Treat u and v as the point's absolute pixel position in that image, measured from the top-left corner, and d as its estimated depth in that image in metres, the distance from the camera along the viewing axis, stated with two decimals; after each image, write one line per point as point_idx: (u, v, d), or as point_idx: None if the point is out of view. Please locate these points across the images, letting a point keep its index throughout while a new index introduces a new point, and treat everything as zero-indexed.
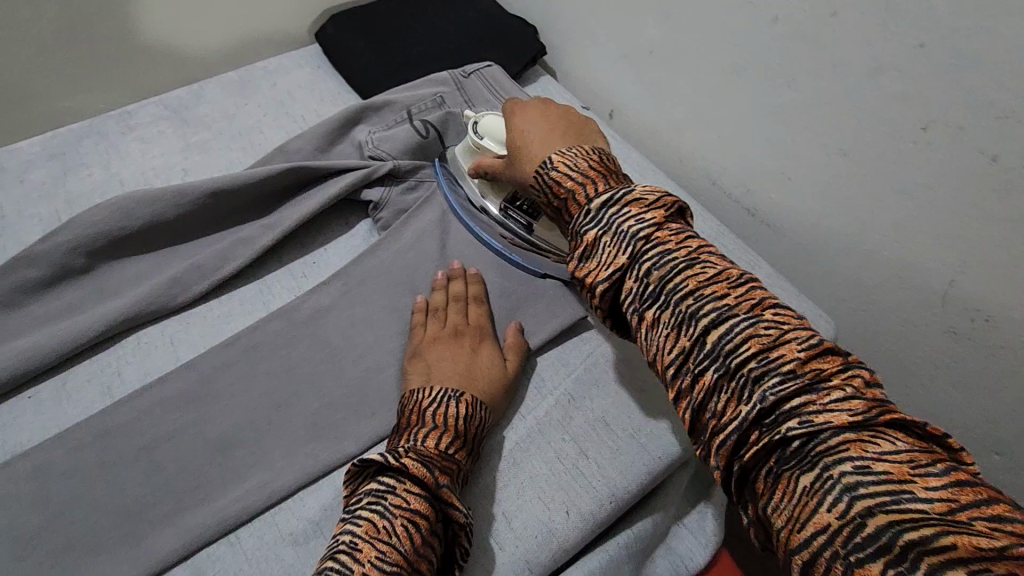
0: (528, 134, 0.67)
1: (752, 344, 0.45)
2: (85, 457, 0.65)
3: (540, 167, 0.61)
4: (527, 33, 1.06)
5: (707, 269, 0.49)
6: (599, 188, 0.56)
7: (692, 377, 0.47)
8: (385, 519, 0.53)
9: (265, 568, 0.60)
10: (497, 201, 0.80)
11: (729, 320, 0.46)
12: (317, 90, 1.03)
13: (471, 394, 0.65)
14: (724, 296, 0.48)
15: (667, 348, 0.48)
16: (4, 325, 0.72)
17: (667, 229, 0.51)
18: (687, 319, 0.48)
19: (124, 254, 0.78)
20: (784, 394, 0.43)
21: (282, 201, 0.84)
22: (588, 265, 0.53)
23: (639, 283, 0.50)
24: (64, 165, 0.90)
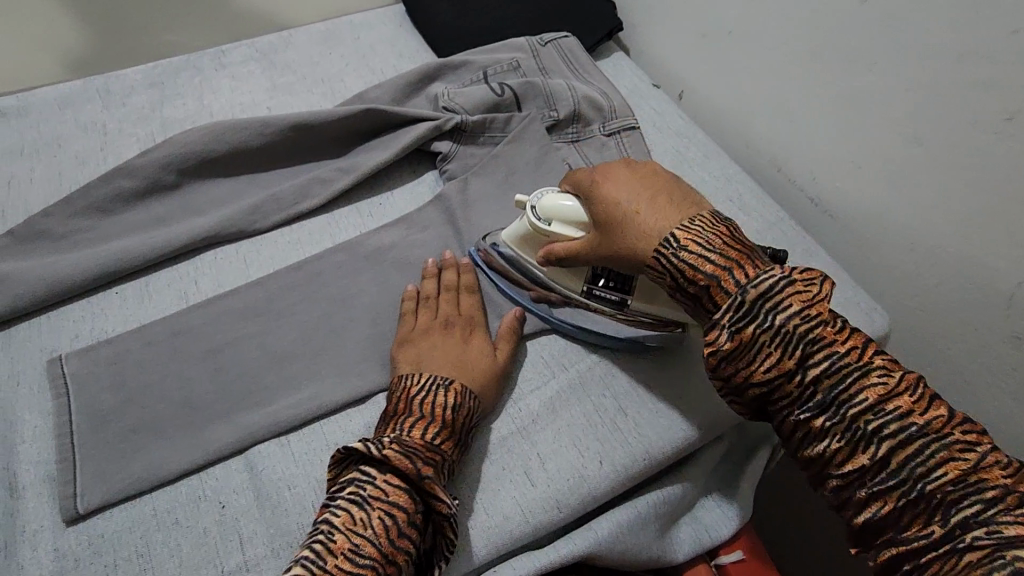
0: (627, 204, 0.63)
1: (945, 464, 0.48)
2: (158, 351, 0.70)
3: (662, 246, 0.60)
4: (605, 9, 1.07)
5: (882, 378, 0.52)
6: (745, 276, 0.57)
7: (870, 491, 0.51)
8: (362, 510, 0.53)
9: (311, 472, 0.63)
10: (576, 285, 0.72)
11: (919, 436, 0.50)
12: (397, 46, 1.07)
13: (460, 384, 0.64)
14: (906, 409, 0.51)
15: (841, 458, 0.52)
16: (101, 228, 0.79)
17: (832, 327, 0.54)
18: (865, 434, 0.51)
19: (209, 176, 0.84)
20: (982, 513, 0.46)
21: (356, 144, 0.88)
22: (739, 364, 0.55)
23: (803, 389, 0.53)
24: (163, 93, 0.97)
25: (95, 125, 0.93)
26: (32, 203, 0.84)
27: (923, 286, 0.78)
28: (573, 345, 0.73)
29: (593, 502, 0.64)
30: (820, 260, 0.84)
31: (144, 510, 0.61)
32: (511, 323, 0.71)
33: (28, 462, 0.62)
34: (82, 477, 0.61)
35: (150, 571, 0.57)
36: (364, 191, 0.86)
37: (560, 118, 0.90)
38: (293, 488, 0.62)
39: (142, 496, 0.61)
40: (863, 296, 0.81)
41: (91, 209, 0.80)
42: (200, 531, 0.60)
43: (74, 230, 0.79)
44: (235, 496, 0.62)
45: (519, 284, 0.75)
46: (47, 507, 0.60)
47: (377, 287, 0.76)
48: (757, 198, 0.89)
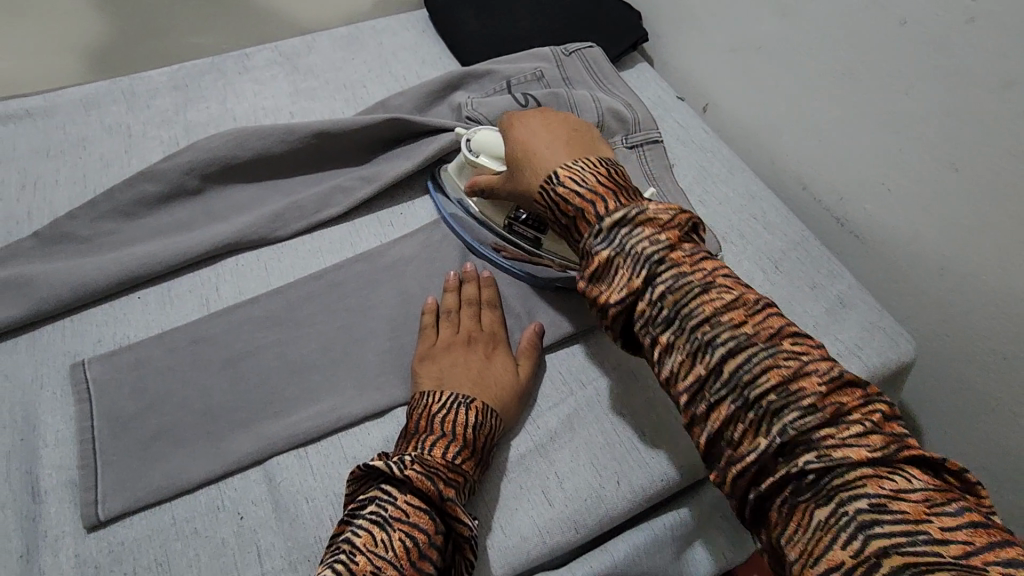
0: (529, 143, 0.67)
1: (771, 375, 0.50)
2: (180, 358, 0.70)
3: (547, 183, 0.63)
4: (631, 19, 1.06)
5: (720, 295, 0.55)
6: (610, 206, 0.59)
7: (709, 404, 0.53)
8: (384, 531, 0.53)
9: (329, 485, 0.63)
10: (500, 219, 0.79)
11: (747, 349, 0.52)
12: (420, 53, 1.06)
13: (482, 402, 0.64)
14: (741, 324, 0.53)
15: (684, 371, 0.54)
16: (124, 232, 0.80)
17: (680, 250, 0.57)
18: (704, 346, 0.53)
19: (231, 182, 0.84)
20: (805, 427, 0.48)
21: (377, 152, 0.88)
22: (601, 286, 0.58)
23: (653, 308, 0.56)
24: (186, 95, 0.98)
25: (119, 127, 0.93)
26: (57, 204, 0.85)
27: (951, 314, 0.76)
28: (593, 363, 0.73)
29: (610, 523, 0.63)
30: (844, 281, 0.82)
31: (163, 519, 0.61)
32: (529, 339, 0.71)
33: (51, 466, 0.63)
34: (104, 483, 0.62)
35: None
36: (385, 200, 0.86)
37: None
38: (311, 502, 0.62)
39: (161, 504, 0.62)
40: (888, 319, 0.80)
41: (116, 212, 0.80)
42: (218, 542, 0.60)
43: (99, 234, 0.79)
44: (253, 507, 0.62)
45: (456, 214, 0.81)
46: (69, 513, 0.60)
47: (397, 298, 0.76)
48: (780, 215, 0.88)
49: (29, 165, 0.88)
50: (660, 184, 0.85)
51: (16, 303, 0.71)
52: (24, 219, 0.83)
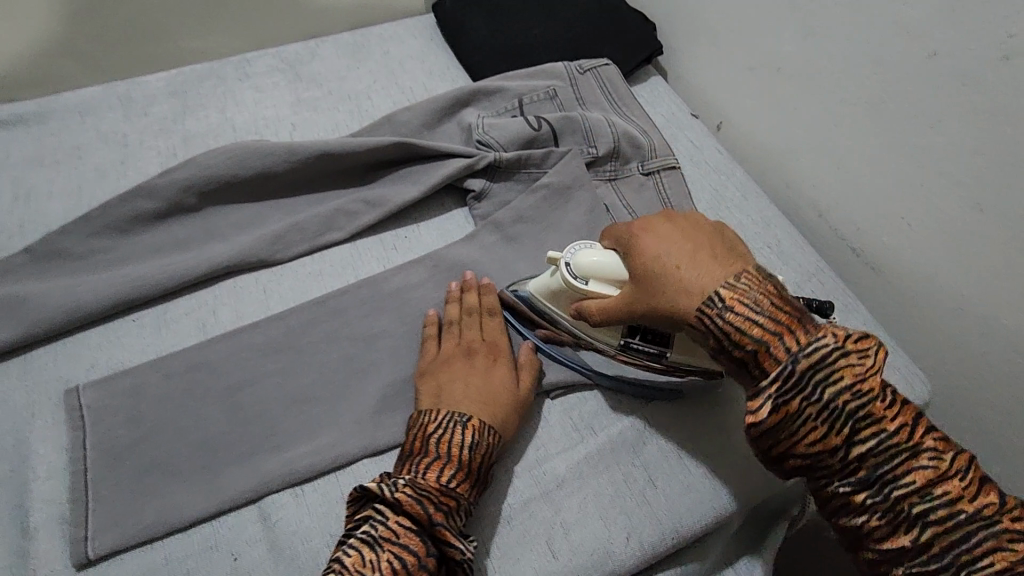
0: (666, 256, 0.58)
1: (986, 550, 0.47)
2: (174, 386, 0.68)
3: (710, 312, 0.55)
4: (646, 31, 1.02)
5: (930, 458, 0.50)
6: (797, 346, 0.52)
7: (912, 569, 0.49)
8: (372, 553, 0.52)
9: (327, 526, 0.62)
10: (613, 341, 0.67)
11: (955, 516, 0.48)
12: (428, 62, 1.03)
13: (479, 419, 0.62)
14: (947, 489, 0.48)
15: (882, 534, 0.50)
16: (120, 250, 0.78)
17: (881, 400, 0.51)
18: (908, 515, 0.49)
19: (230, 199, 0.82)
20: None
21: (382, 171, 0.85)
22: (785, 436, 0.53)
23: (846, 465, 0.51)
24: (185, 103, 0.95)
25: (115, 135, 0.90)
26: (50, 217, 0.82)
27: (969, 359, 0.74)
28: (603, 404, 0.71)
29: None
30: (859, 317, 0.80)
31: (157, 558, 0.60)
32: (531, 358, 0.70)
33: (41, 500, 0.61)
34: (95, 519, 0.60)
35: None
36: (390, 223, 0.83)
37: (599, 154, 0.86)
38: (307, 544, 0.61)
39: (155, 541, 0.60)
40: (904, 360, 0.77)
41: (111, 229, 0.78)
42: None
43: (94, 251, 0.77)
44: (248, 548, 0.60)
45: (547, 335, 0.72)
46: (60, 550, 0.59)
47: (401, 329, 0.74)
48: (795, 245, 0.85)
49: (22, 174, 0.85)
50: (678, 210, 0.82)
51: (8, 324, 0.69)
52: (15, 231, 0.80)
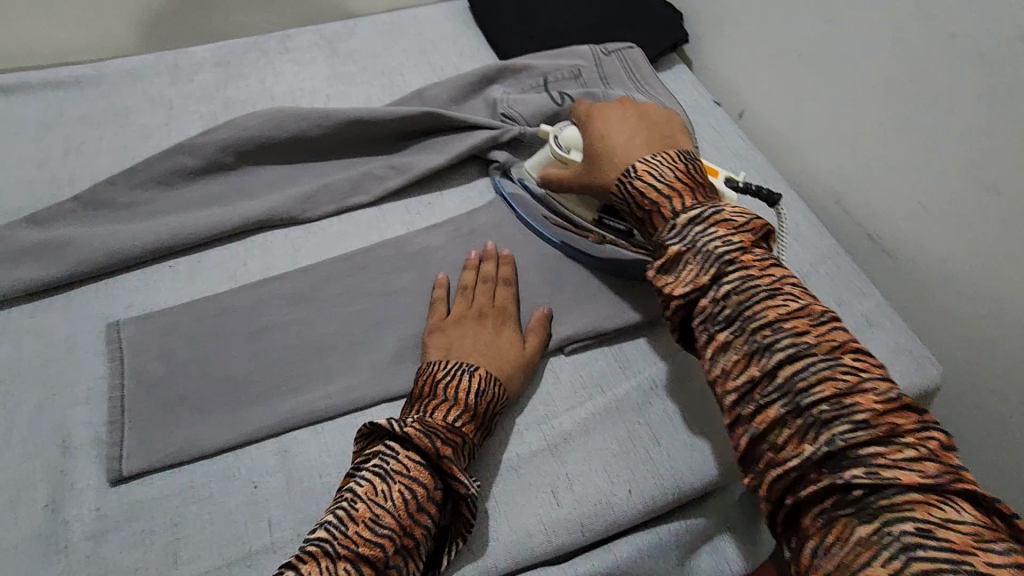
0: (615, 135, 0.70)
1: (826, 384, 0.50)
2: (205, 327, 0.72)
3: (625, 175, 0.65)
4: (672, 20, 1.04)
5: (786, 302, 0.54)
6: (685, 203, 0.62)
7: (761, 403, 0.53)
8: (385, 483, 0.55)
9: (342, 463, 0.65)
10: (586, 214, 0.79)
11: (809, 357, 0.51)
12: (458, 44, 1.07)
13: (487, 369, 0.65)
14: (803, 331, 0.53)
15: (737, 371, 0.54)
16: (162, 201, 0.82)
17: (750, 253, 0.58)
18: (763, 348, 0.53)
19: (266, 160, 0.86)
20: (857, 440, 0.47)
21: (410, 140, 0.89)
22: (668, 277, 0.59)
23: (714, 305, 0.57)
24: (227, 72, 1.00)
25: (161, 99, 0.96)
26: (98, 169, 0.87)
27: (986, 345, 0.74)
28: (610, 367, 0.72)
29: (616, 529, 0.63)
30: (872, 299, 0.80)
31: (181, 482, 0.63)
32: (540, 320, 0.72)
33: (79, 422, 0.65)
34: (127, 442, 0.64)
35: (180, 543, 0.59)
36: (415, 188, 0.87)
37: None
38: (324, 479, 0.64)
39: (181, 466, 0.64)
40: (916, 343, 0.77)
41: (154, 182, 0.82)
42: (232, 508, 0.61)
43: (136, 202, 0.82)
44: (267, 478, 0.63)
45: (524, 200, 0.82)
46: (94, 468, 0.63)
47: (421, 286, 0.77)
48: (811, 228, 0.86)
49: (73, 129, 0.90)
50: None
51: (57, 263, 0.74)
52: (64, 181, 0.85)
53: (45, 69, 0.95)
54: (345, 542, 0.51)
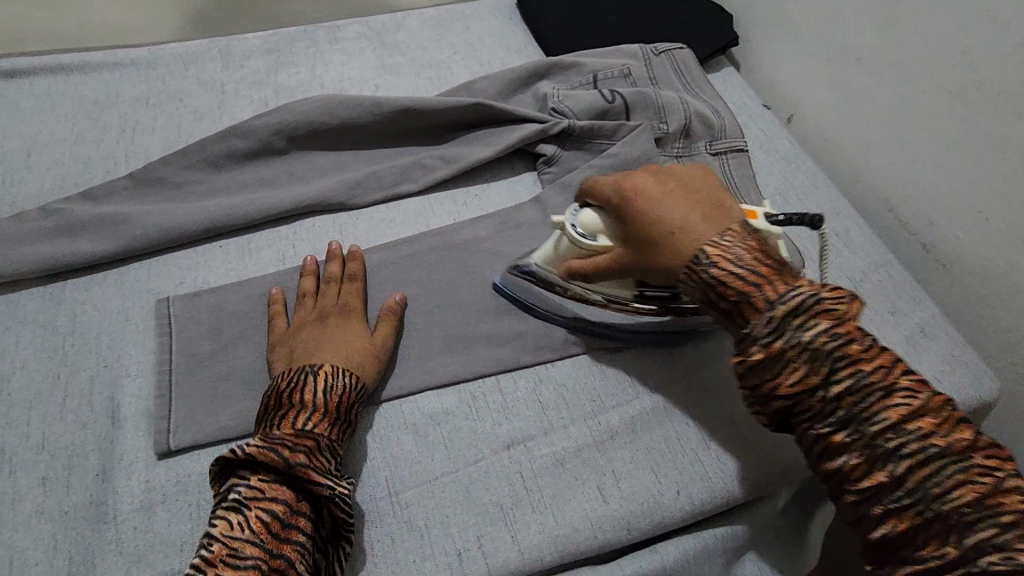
0: (665, 211, 0.60)
1: (965, 489, 0.45)
2: (253, 307, 0.72)
3: (695, 261, 0.57)
4: (723, 22, 1.04)
5: (906, 398, 0.49)
6: (774, 289, 0.54)
7: (887, 510, 0.47)
8: (237, 514, 0.52)
9: (385, 448, 0.64)
10: (626, 293, 0.68)
11: (938, 456, 0.46)
12: (506, 39, 1.07)
13: (330, 364, 0.62)
14: (927, 430, 0.47)
15: (858, 477, 0.49)
16: (213, 182, 0.83)
17: (859, 342, 0.51)
18: (886, 452, 0.48)
19: (316, 146, 0.86)
20: (1004, 545, 0.43)
21: (459, 132, 0.89)
22: (763, 375, 0.53)
23: (825, 404, 0.51)
24: (278, 59, 1.01)
25: (213, 83, 0.97)
26: (151, 149, 0.88)
27: None
28: (659, 365, 0.71)
29: (662, 529, 0.62)
30: (926, 310, 0.78)
31: None
32: (390, 308, 0.70)
33: (129, 394, 0.66)
34: (176, 416, 0.64)
35: None
36: (462, 180, 0.87)
37: (670, 131, 0.88)
38: (369, 461, 0.63)
39: (227, 442, 0.64)
40: (972, 356, 0.75)
41: (206, 163, 0.83)
42: None
43: (188, 182, 0.82)
44: None
45: (548, 301, 0.73)
46: (142, 440, 0.63)
47: (467, 276, 0.76)
48: (863, 235, 0.85)
49: (129, 110, 0.92)
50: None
51: (112, 238, 0.75)
52: (119, 160, 0.87)
53: (103, 51, 0.97)
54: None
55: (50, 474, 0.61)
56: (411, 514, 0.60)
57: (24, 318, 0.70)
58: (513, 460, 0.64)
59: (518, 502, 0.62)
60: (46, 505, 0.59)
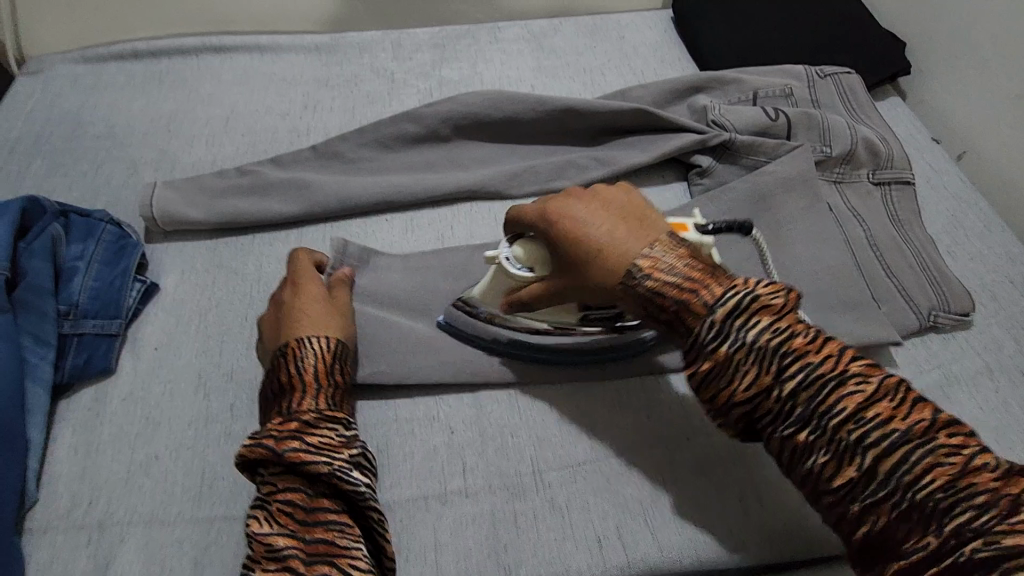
0: (598, 227, 0.57)
1: (933, 474, 0.43)
2: (414, 278, 0.78)
3: (625, 278, 0.54)
4: (895, 49, 1.00)
5: (859, 385, 0.47)
6: (712, 293, 0.52)
7: (863, 509, 0.46)
8: (261, 511, 0.53)
9: (531, 426, 0.68)
10: (570, 317, 0.70)
11: (901, 445, 0.45)
12: (661, 51, 1.08)
13: (294, 338, 0.63)
14: (890, 418, 0.46)
15: (832, 476, 0.47)
16: (383, 161, 0.90)
17: (801, 336, 0.50)
18: (850, 446, 0.46)
19: (478, 136, 0.91)
20: (984, 528, 0.40)
21: (614, 138, 0.92)
22: (718, 385, 0.51)
23: (782, 404, 0.49)
24: (444, 54, 1.07)
25: (385, 70, 1.05)
26: (329, 126, 0.97)
27: None
28: None
29: (803, 553, 0.62)
30: None
31: (388, 413, 0.68)
32: (340, 282, 0.72)
33: None
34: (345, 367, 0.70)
35: (386, 467, 0.65)
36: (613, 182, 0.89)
37: (832, 154, 0.86)
38: (515, 437, 0.67)
39: (388, 399, 0.69)
40: None
41: (379, 142, 0.90)
42: (432, 446, 0.66)
43: (361, 158, 0.89)
44: (463, 426, 0.67)
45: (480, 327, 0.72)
46: None
47: None
48: None
49: (311, 89, 1.01)
50: (865, 224, 0.82)
51: (297, 202, 0.83)
52: (302, 134, 0.96)
53: (293, 35, 1.07)
54: None
55: (236, 402, 0.68)
56: (554, 495, 0.63)
57: (220, 263, 0.79)
58: (654, 459, 0.66)
59: (658, 500, 0.63)
60: (234, 429, 0.66)
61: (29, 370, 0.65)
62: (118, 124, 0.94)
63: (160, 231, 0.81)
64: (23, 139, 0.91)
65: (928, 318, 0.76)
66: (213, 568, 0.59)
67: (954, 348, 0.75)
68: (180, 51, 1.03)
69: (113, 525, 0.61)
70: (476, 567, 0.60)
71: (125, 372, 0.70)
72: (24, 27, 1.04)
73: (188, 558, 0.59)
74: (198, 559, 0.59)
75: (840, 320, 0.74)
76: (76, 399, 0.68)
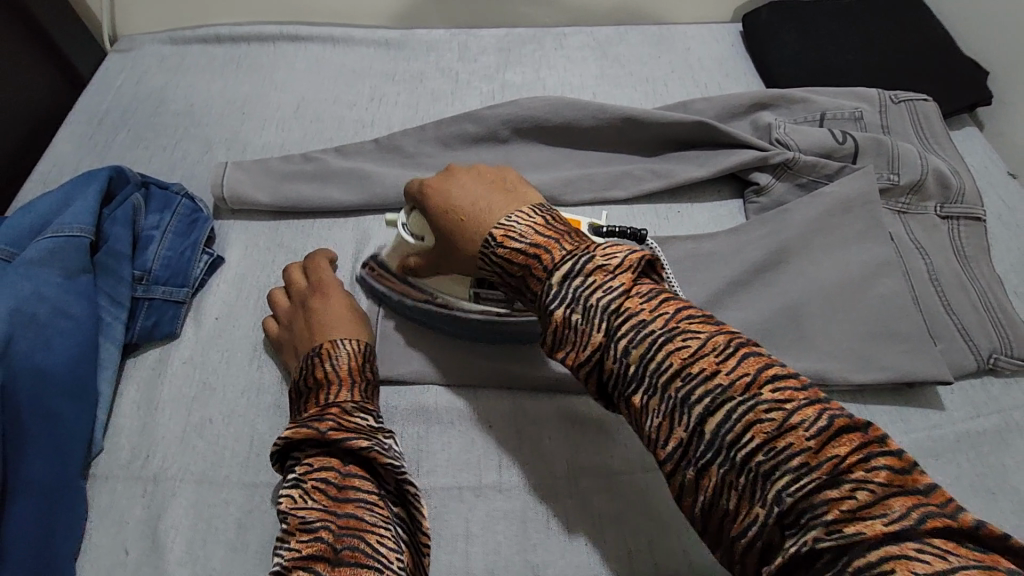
0: (468, 201, 0.59)
1: (752, 430, 0.42)
2: None
3: (484, 245, 0.56)
4: (977, 76, 0.95)
5: (771, 415, 0.42)
6: (554, 256, 0.52)
7: (698, 471, 0.44)
8: (297, 488, 0.54)
9: (566, 430, 0.68)
10: (461, 291, 0.71)
11: (720, 402, 0.43)
12: (727, 65, 1.07)
13: (327, 340, 0.67)
14: (714, 374, 0.44)
15: (663, 436, 0.45)
16: (442, 158, 0.91)
17: (637, 297, 0.48)
18: (682, 407, 0.44)
19: (536, 140, 0.92)
20: (802, 493, 0.40)
21: (672, 150, 0.91)
22: (567, 348, 0.50)
23: (620, 365, 0.47)
24: (508, 57, 1.09)
25: (450, 70, 1.07)
26: (392, 121, 1.00)
27: None
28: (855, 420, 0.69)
29: None
30: None
31: (427, 402, 0.70)
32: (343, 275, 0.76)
33: None
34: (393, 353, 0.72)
35: (424, 454, 0.67)
36: (667, 196, 0.89)
37: (899, 183, 0.83)
38: (550, 438, 0.68)
39: (427, 389, 0.71)
40: None
41: (439, 140, 0.91)
42: (469, 439, 0.68)
43: (421, 154, 0.91)
44: (500, 422, 0.69)
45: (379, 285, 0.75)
46: None
47: None
48: None
49: (378, 83, 1.04)
50: (928, 258, 0.79)
51: (356, 191, 0.85)
52: (366, 126, 0.99)
53: (365, 29, 1.11)
54: (292, 552, 0.49)
55: (285, 377, 0.71)
56: (585, 498, 0.64)
57: (281, 243, 0.83)
58: None
59: None
60: (283, 402, 0.69)
61: (103, 328, 0.70)
62: (196, 103, 1.00)
63: (228, 209, 0.86)
64: (112, 111, 0.98)
65: (988, 360, 0.73)
66: (255, 531, 0.62)
67: (1017, 393, 0.72)
68: (259, 38, 1.08)
69: (166, 479, 0.64)
70: (504, 560, 0.61)
71: (187, 336, 0.74)
72: (121, 7, 1.12)
73: (233, 518, 0.62)
74: (242, 521, 0.62)
75: (895, 352, 0.72)
76: (142, 359, 0.72)
